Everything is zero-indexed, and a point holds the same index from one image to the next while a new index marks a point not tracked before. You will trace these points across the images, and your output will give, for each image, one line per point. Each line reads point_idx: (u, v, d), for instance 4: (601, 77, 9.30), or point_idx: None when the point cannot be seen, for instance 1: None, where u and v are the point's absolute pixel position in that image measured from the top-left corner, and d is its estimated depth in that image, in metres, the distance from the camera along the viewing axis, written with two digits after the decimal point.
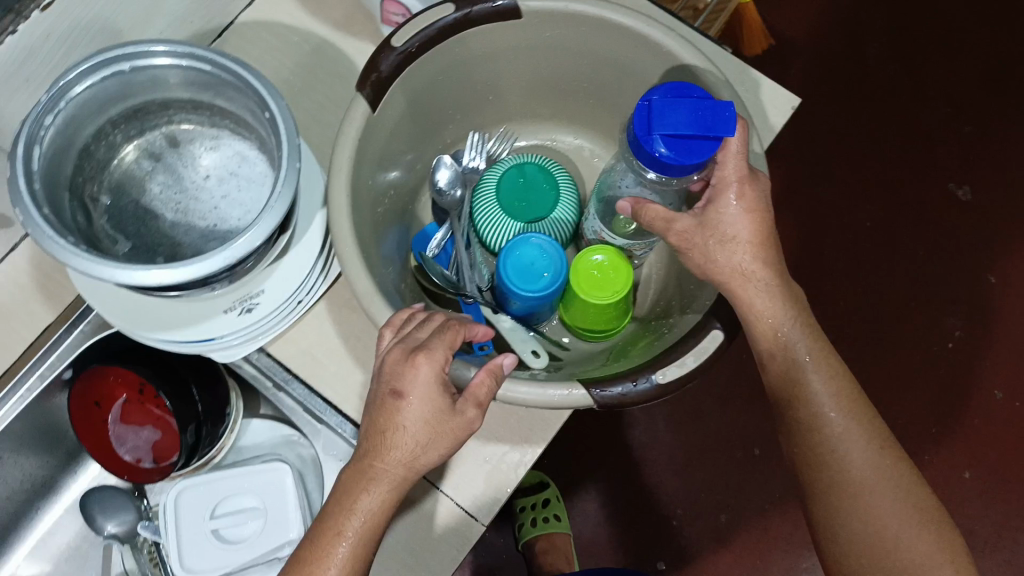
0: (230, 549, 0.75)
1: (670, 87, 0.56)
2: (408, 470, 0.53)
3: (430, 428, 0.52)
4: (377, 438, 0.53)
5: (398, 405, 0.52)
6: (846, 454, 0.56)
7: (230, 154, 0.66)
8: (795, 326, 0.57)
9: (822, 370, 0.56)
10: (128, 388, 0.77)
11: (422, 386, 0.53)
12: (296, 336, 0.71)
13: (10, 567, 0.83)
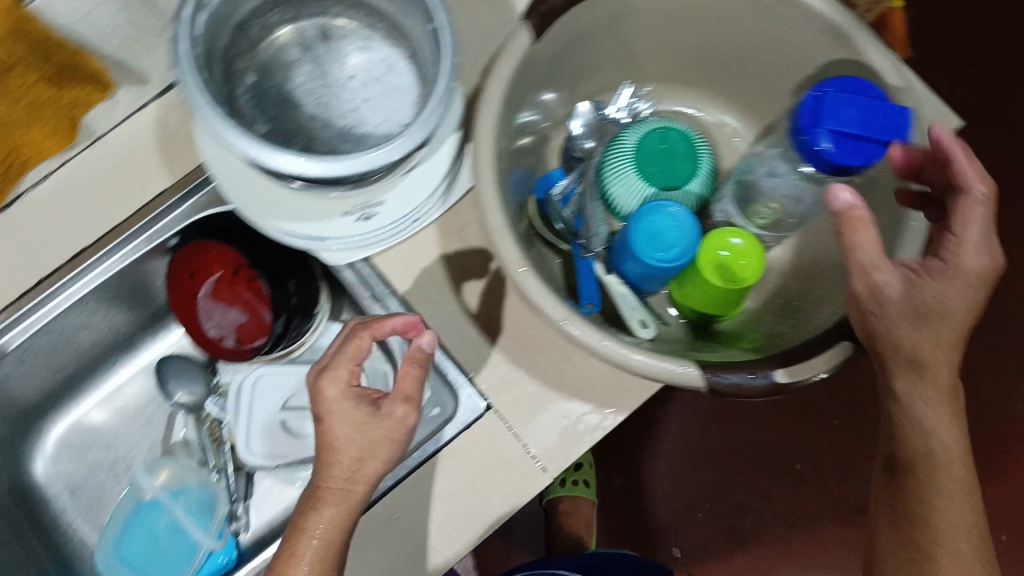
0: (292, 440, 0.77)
1: (846, 82, 0.51)
2: (349, 485, 0.59)
3: (361, 438, 0.58)
4: (322, 464, 0.59)
5: (324, 429, 0.59)
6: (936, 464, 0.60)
7: (378, 59, 0.63)
8: (948, 356, 0.56)
9: (941, 395, 0.58)
10: (227, 266, 0.76)
11: (339, 402, 0.59)
12: (400, 254, 0.72)
13: (79, 412, 0.85)
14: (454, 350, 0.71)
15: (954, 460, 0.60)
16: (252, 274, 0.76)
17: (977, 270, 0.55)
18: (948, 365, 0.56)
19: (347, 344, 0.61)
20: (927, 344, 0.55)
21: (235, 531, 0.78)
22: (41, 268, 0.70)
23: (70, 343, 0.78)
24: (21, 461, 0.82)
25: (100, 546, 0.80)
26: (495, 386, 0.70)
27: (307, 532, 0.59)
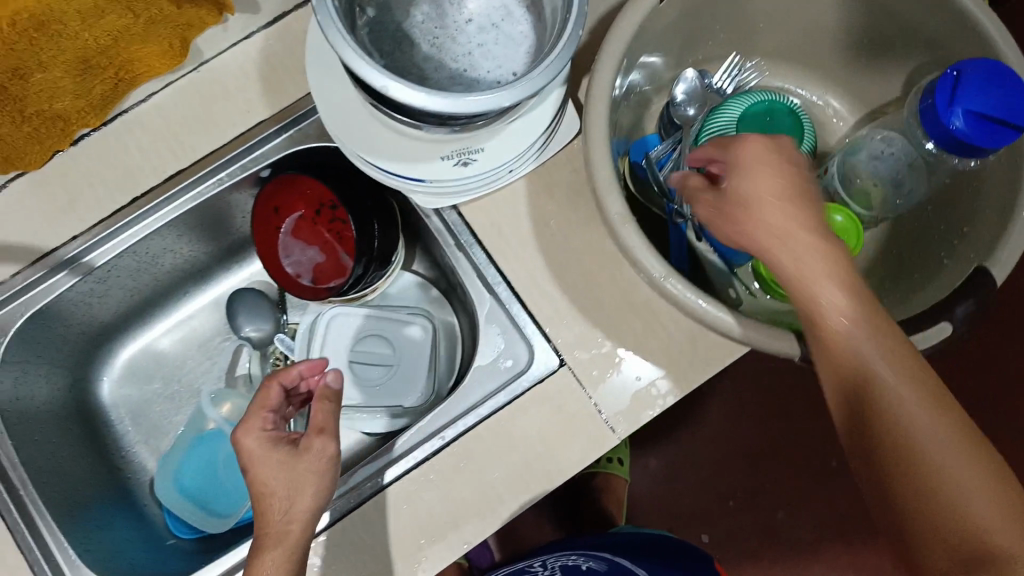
0: (361, 384, 0.78)
1: (991, 63, 0.54)
2: (285, 524, 0.57)
3: (286, 472, 0.59)
4: (258, 515, 0.59)
5: (255, 472, 0.59)
6: (960, 500, 0.44)
7: (496, 5, 0.64)
8: (890, 366, 0.48)
9: (876, 394, 0.48)
10: (307, 204, 0.76)
11: (260, 447, 0.60)
12: (488, 206, 0.72)
13: (148, 338, 0.86)
14: (534, 306, 0.70)
15: (979, 485, 0.44)
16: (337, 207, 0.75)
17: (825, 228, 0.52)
18: (904, 370, 0.48)
19: (258, 395, 0.63)
20: (849, 357, 0.49)
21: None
22: (138, 186, 0.71)
23: (148, 267, 0.78)
24: (87, 381, 0.83)
25: (161, 467, 0.80)
26: (570, 344, 0.69)
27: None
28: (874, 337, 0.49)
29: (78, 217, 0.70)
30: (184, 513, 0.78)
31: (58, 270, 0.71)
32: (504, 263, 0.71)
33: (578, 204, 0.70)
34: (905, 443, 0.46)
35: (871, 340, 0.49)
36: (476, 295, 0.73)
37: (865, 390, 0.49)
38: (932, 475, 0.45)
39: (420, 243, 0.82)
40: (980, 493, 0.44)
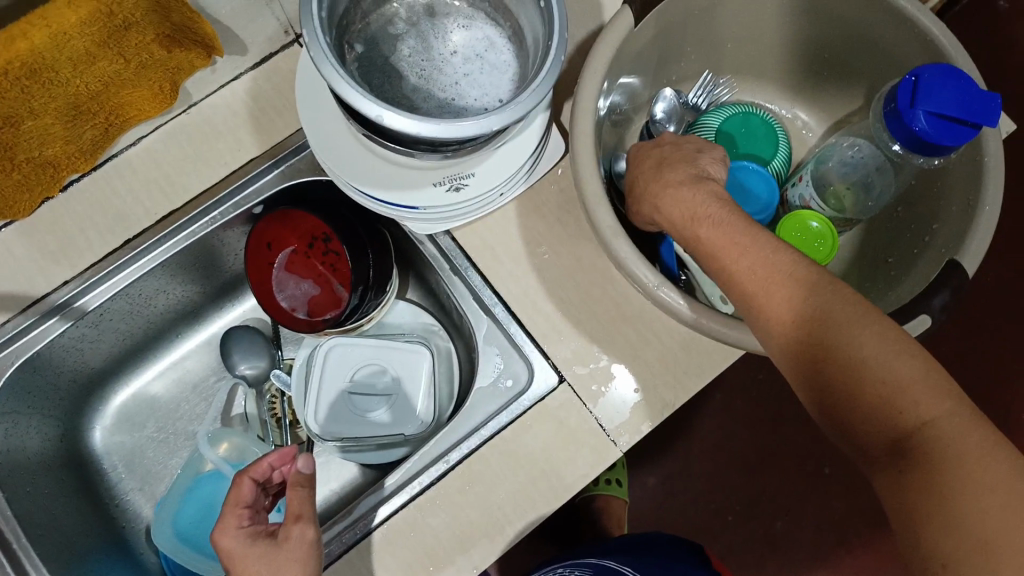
0: (349, 407, 0.79)
1: (946, 67, 0.57)
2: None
3: (270, 564, 0.57)
4: None
5: (239, 565, 0.58)
6: (905, 407, 0.45)
7: (479, 36, 0.67)
8: (805, 299, 0.50)
9: (802, 333, 0.49)
10: (300, 239, 0.78)
11: (240, 547, 0.59)
12: (480, 230, 0.74)
13: (141, 380, 0.86)
14: (530, 325, 0.72)
15: (916, 384, 0.45)
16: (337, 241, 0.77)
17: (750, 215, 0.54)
18: (822, 301, 0.49)
19: (229, 495, 0.62)
20: (767, 304, 0.51)
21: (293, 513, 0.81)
22: (130, 229, 0.71)
23: (140, 309, 0.78)
24: (80, 430, 0.82)
25: (165, 506, 0.79)
26: (568, 359, 0.71)
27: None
28: (786, 278, 0.51)
29: (71, 262, 0.69)
30: (179, 556, 0.77)
31: (49, 316, 0.70)
32: (498, 285, 0.73)
33: (567, 224, 0.73)
34: (836, 367, 0.48)
35: (784, 280, 0.51)
36: (473, 318, 0.75)
37: (796, 334, 0.50)
38: (869, 391, 0.46)
39: (422, 273, 0.85)
40: (914, 394, 0.45)
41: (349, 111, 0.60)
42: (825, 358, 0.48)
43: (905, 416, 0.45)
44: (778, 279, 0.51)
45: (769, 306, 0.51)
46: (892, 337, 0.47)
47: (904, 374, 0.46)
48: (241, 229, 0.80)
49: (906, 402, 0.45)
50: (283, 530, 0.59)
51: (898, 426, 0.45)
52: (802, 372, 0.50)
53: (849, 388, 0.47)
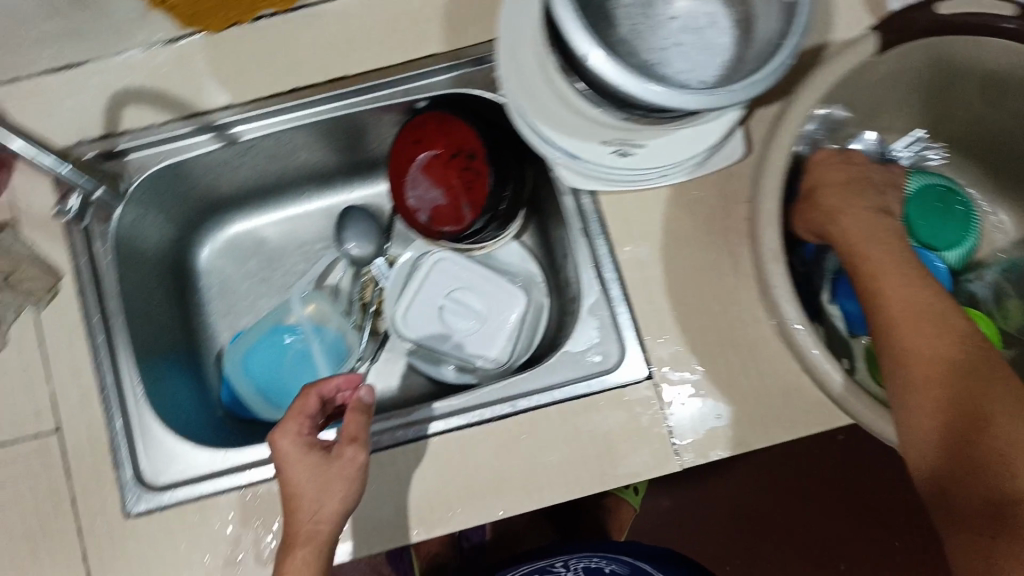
0: (439, 313, 0.79)
1: None
2: (315, 524, 0.59)
3: (319, 482, 0.60)
4: (289, 515, 0.60)
5: (290, 474, 0.60)
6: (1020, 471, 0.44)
7: (703, 11, 0.63)
8: (952, 343, 0.50)
9: (930, 375, 0.49)
10: (448, 145, 0.77)
11: (293, 456, 0.61)
12: (625, 202, 0.71)
13: (256, 220, 0.86)
14: (638, 312, 0.70)
15: None
16: (485, 162, 0.76)
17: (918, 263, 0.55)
18: (963, 353, 0.50)
19: (294, 401, 0.64)
20: (907, 338, 0.51)
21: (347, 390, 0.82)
22: (303, 80, 0.71)
23: (284, 156, 0.79)
24: (190, 247, 0.84)
25: (226, 368, 0.81)
26: (662, 360, 0.69)
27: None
28: (933, 324, 0.51)
29: (241, 90, 0.71)
30: (232, 370, 0.81)
31: (205, 133, 0.72)
32: (622, 262, 0.71)
33: (712, 227, 0.70)
34: (963, 414, 0.47)
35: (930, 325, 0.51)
36: (585, 287, 0.73)
37: (931, 371, 0.49)
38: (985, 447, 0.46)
39: (546, 222, 0.83)
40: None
41: (555, 41, 0.59)
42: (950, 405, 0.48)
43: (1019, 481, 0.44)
44: (930, 319, 0.51)
45: (911, 338, 0.51)
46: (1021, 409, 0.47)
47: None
48: (393, 117, 0.78)
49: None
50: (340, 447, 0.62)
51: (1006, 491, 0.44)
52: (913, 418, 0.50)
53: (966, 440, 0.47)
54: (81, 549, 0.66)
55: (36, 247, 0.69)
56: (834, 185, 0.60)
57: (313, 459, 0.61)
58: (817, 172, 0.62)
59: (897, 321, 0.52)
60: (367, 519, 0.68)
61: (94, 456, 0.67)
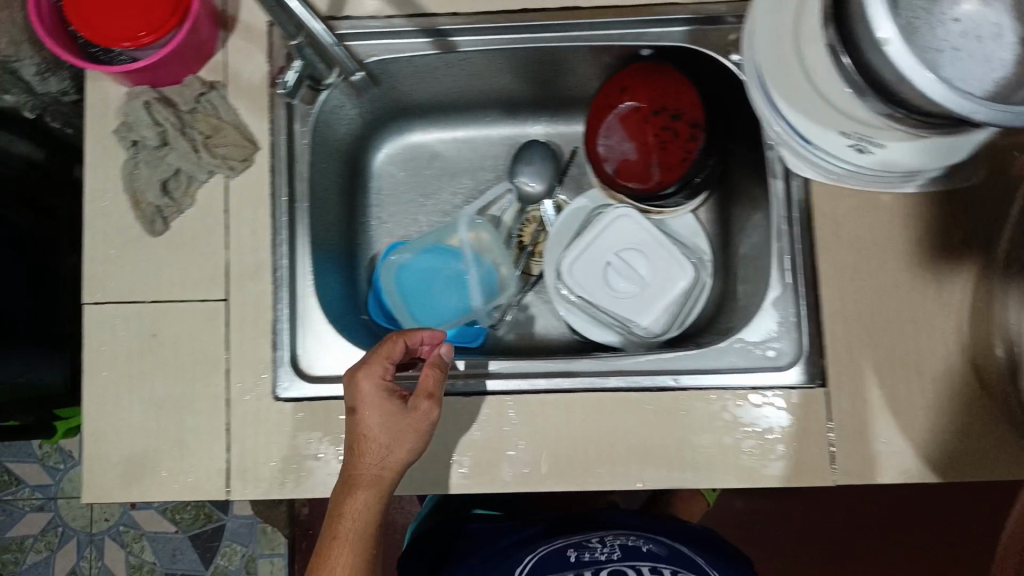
0: (605, 269, 0.76)
1: None
2: (381, 470, 0.59)
3: (392, 429, 0.60)
4: (353, 455, 0.60)
5: (366, 416, 0.60)
6: None
7: (990, 19, 0.56)
8: None
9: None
10: (655, 101, 0.75)
11: (370, 399, 0.60)
12: (838, 199, 0.68)
13: (436, 135, 0.85)
14: (824, 316, 0.66)
15: None
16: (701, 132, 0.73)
17: None
18: None
19: (382, 344, 0.63)
20: None
21: (490, 326, 0.81)
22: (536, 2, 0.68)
23: (488, 77, 0.77)
24: (369, 146, 0.82)
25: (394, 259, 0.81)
26: (840, 371, 0.65)
27: (343, 523, 0.58)
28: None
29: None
30: (386, 273, 0.81)
31: (425, 35, 0.70)
32: (820, 260, 0.67)
33: (924, 247, 0.67)
34: None
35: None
36: (773, 277, 0.68)
37: None
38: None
39: (732, 202, 0.79)
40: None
41: (832, 13, 0.55)
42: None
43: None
44: None
45: None
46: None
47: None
48: (601, 61, 0.75)
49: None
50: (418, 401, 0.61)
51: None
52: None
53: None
54: (225, 420, 0.66)
55: (240, 113, 0.69)
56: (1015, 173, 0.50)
57: (390, 404, 0.60)
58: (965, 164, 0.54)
59: None
60: (505, 459, 0.66)
61: (255, 331, 0.67)
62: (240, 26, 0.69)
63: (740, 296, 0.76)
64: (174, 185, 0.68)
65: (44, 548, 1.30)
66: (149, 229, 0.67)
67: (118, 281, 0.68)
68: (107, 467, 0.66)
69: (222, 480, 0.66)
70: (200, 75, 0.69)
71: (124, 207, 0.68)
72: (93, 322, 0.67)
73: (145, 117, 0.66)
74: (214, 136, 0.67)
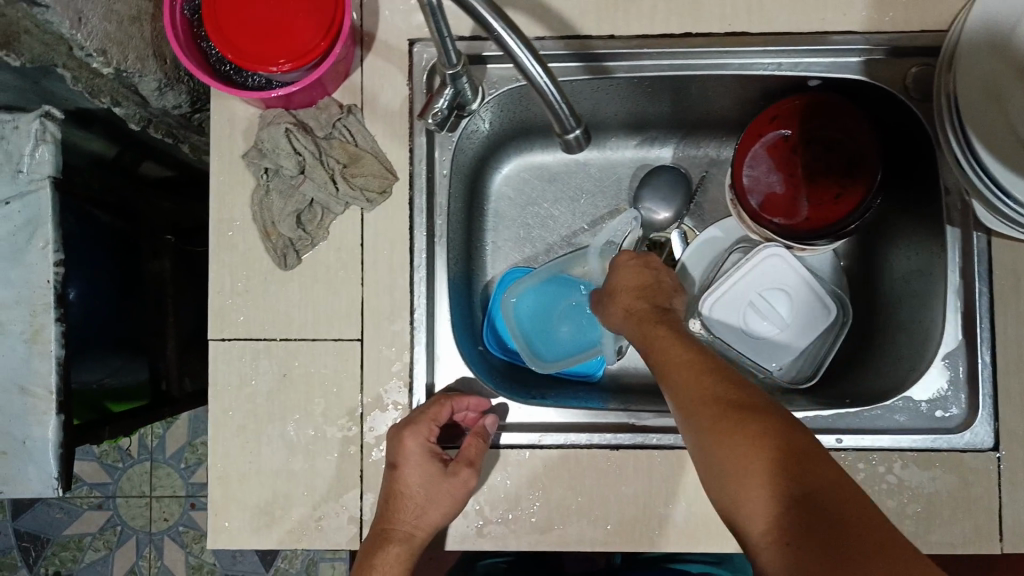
0: (745, 310, 0.73)
1: None
2: (414, 528, 0.59)
3: (428, 491, 0.59)
4: (389, 510, 0.60)
5: (406, 476, 0.59)
6: (811, 477, 0.45)
7: None
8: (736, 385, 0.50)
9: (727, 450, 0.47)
10: (811, 130, 0.70)
11: (411, 459, 0.60)
12: (1016, 250, 0.64)
13: (554, 154, 0.79)
14: (1000, 376, 0.63)
15: (797, 448, 0.47)
16: (868, 172, 0.68)
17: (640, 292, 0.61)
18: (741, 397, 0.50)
19: (431, 405, 0.61)
20: (701, 379, 0.51)
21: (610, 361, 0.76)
22: (697, 27, 0.65)
23: (627, 102, 0.72)
24: (491, 166, 0.78)
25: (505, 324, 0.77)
26: (1008, 432, 0.63)
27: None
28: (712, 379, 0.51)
29: (626, 21, 0.65)
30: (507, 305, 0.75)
31: (579, 59, 0.66)
32: (993, 317, 0.64)
33: None
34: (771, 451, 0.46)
35: (707, 379, 0.51)
36: (945, 333, 0.65)
37: (729, 413, 0.48)
38: (783, 469, 0.46)
39: (876, 241, 0.75)
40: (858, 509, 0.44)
41: None
42: (740, 442, 0.47)
43: (829, 507, 0.44)
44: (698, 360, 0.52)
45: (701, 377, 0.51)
46: (731, 402, 0.49)
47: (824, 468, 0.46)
48: (746, 88, 0.70)
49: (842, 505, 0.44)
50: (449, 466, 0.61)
51: (803, 507, 0.44)
52: (726, 509, 0.48)
53: (766, 472, 0.46)
54: (359, 469, 0.63)
55: (377, 139, 0.64)
56: (620, 288, 0.61)
57: (432, 467, 0.60)
58: (613, 276, 0.63)
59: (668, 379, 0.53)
60: (655, 516, 0.64)
61: (394, 375, 0.64)
62: (378, 43, 0.65)
63: (889, 341, 0.71)
64: (309, 217, 0.63)
65: (103, 546, 1.28)
66: (281, 263, 0.63)
67: (247, 316, 0.64)
68: (238, 512, 0.64)
69: (357, 529, 0.63)
70: (335, 97, 0.64)
71: (254, 237, 0.64)
72: (223, 359, 0.64)
73: (284, 145, 0.61)
74: (353, 165, 0.63)
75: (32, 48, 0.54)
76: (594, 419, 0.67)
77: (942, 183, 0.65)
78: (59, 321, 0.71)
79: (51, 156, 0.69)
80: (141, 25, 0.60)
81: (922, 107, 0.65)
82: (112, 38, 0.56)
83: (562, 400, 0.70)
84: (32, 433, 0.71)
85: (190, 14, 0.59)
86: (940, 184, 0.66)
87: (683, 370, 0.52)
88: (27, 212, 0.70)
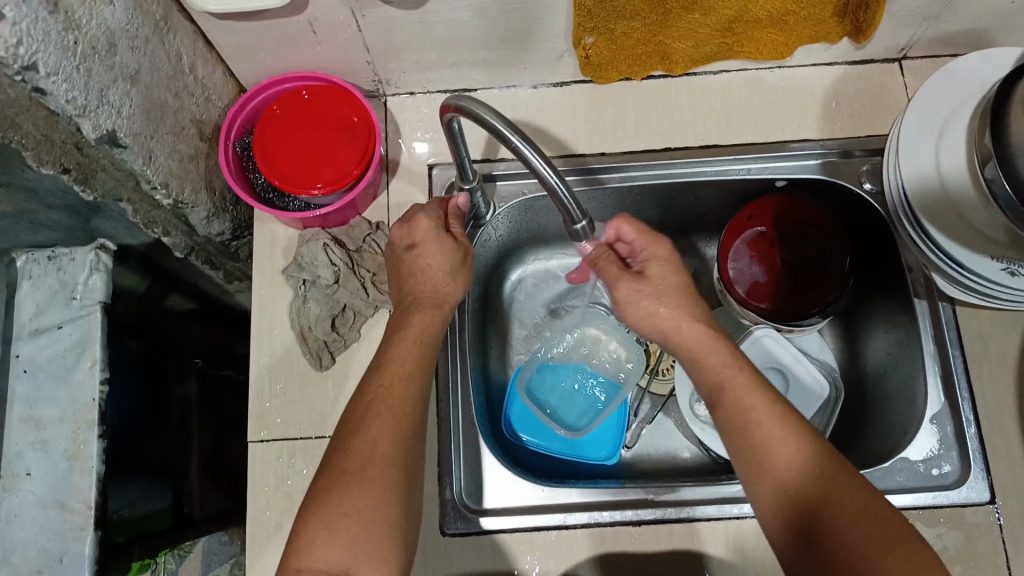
0: None
1: None
2: (441, 293, 0.63)
3: (449, 262, 0.63)
4: (413, 297, 0.63)
5: (428, 249, 0.63)
6: (857, 536, 0.49)
7: None
8: (797, 439, 0.54)
9: (746, 464, 0.55)
10: (786, 223, 0.78)
11: (426, 234, 0.63)
12: (977, 318, 0.72)
13: (560, 260, 0.88)
14: (985, 432, 0.69)
15: (849, 506, 0.50)
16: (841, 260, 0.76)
17: (673, 274, 0.64)
18: (802, 451, 0.53)
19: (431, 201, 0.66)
20: (768, 430, 0.55)
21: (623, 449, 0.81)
22: (675, 142, 0.76)
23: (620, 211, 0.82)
24: (501, 274, 0.86)
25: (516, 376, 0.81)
26: (998, 484, 0.68)
27: (409, 332, 0.60)
28: (776, 417, 0.55)
29: (615, 142, 0.76)
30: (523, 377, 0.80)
31: (577, 174, 0.75)
32: (967, 376, 0.71)
33: None
34: (823, 511, 0.51)
35: (769, 419, 0.55)
36: (929, 396, 0.70)
37: (789, 469, 0.53)
38: (832, 525, 0.50)
39: (854, 320, 0.82)
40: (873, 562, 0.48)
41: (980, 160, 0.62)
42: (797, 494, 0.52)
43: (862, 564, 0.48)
44: (765, 411, 0.56)
45: (767, 429, 0.55)
46: (788, 438, 0.54)
47: (855, 506, 0.50)
48: (722, 193, 0.79)
49: (857, 555, 0.48)
50: (453, 231, 0.65)
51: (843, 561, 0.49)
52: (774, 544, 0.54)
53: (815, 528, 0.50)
54: None
55: None
56: (659, 277, 0.64)
57: (449, 241, 0.64)
58: (645, 241, 0.65)
59: (735, 427, 0.56)
60: None
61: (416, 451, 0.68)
62: (401, 168, 0.74)
63: (880, 411, 0.76)
64: (341, 321, 0.70)
65: None
66: (317, 364, 0.69)
67: (286, 416, 0.69)
68: None
69: None
70: (365, 216, 0.73)
71: (293, 343, 0.70)
72: (263, 459, 0.68)
73: (321, 258, 0.69)
74: (381, 273, 0.71)
75: (105, 183, 0.62)
76: (615, 496, 0.70)
77: (904, 263, 0.73)
78: (101, 437, 0.76)
79: (103, 284, 0.77)
80: (198, 163, 0.69)
81: (879, 199, 0.74)
82: (174, 174, 0.65)
83: (584, 482, 0.74)
84: (69, 550, 0.73)
85: (241, 150, 0.69)
86: (903, 264, 0.74)
87: (753, 418, 0.56)
88: (75, 334, 0.77)
